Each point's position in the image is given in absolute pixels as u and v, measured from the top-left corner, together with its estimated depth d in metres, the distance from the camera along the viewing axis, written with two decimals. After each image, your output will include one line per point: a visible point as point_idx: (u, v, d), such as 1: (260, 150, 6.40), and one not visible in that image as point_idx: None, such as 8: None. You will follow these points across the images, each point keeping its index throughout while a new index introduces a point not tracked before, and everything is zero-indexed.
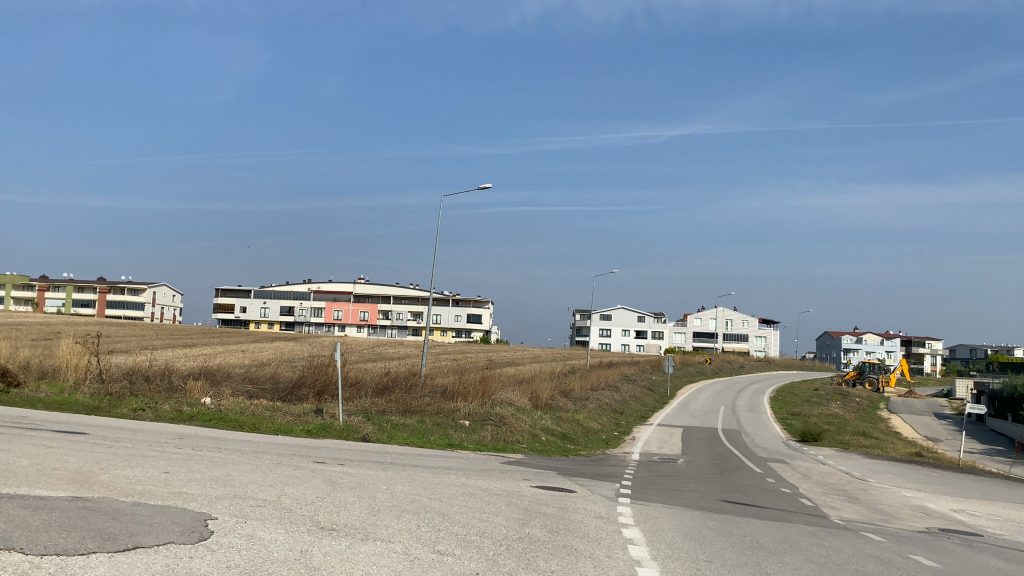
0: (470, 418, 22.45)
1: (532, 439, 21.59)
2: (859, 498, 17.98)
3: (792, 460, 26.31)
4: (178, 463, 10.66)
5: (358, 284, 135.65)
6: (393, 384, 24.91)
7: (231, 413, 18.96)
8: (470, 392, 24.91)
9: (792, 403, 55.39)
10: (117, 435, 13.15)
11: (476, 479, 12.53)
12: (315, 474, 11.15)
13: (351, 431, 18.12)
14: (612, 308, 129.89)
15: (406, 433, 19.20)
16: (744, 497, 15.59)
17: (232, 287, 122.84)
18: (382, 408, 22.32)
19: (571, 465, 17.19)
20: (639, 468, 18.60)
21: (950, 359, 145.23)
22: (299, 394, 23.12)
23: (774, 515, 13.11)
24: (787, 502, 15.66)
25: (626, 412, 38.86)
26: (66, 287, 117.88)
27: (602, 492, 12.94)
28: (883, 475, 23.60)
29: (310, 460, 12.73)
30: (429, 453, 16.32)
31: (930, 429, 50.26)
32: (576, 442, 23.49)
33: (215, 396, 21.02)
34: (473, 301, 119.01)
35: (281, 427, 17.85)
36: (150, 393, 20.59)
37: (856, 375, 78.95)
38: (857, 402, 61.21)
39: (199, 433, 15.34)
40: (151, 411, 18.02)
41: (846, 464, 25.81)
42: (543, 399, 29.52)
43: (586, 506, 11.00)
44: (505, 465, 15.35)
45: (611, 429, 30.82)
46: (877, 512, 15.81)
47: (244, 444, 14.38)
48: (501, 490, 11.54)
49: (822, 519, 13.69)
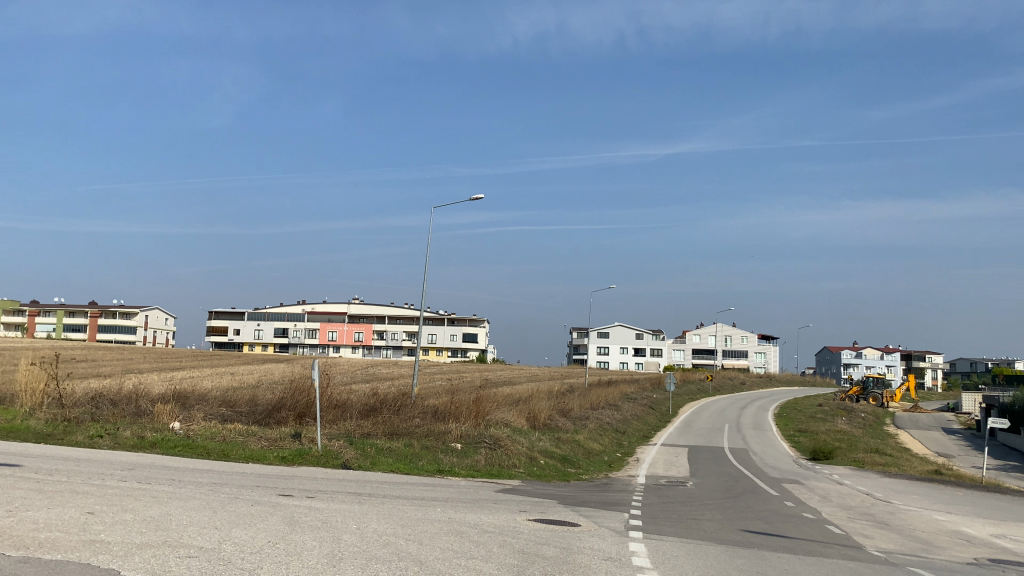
0: (463, 441, 20.78)
1: (530, 462, 19.91)
2: (890, 523, 16.33)
3: (807, 480, 24.69)
4: (110, 501, 9.01)
5: (354, 304, 134.07)
6: (380, 405, 23.26)
7: (199, 439, 17.28)
8: (462, 413, 23.31)
9: (797, 420, 53.62)
10: (51, 468, 11.44)
11: (466, 513, 10.84)
12: (273, 512, 9.48)
13: (330, 458, 16.45)
14: (609, 325, 128.34)
15: (391, 458, 17.55)
16: (766, 525, 13.97)
17: (225, 309, 121.39)
18: (367, 431, 20.64)
19: (573, 492, 15.53)
20: (646, 494, 16.97)
21: (950, 374, 143.51)
22: (278, 418, 21.52)
23: (806, 549, 11.48)
24: (814, 531, 13.98)
25: (627, 431, 37.26)
26: (57, 312, 116.18)
27: (609, 526, 11.33)
28: (908, 496, 21.89)
29: (274, 494, 11.04)
30: (414, 482, 14.60)
31: (941, 444, 48.55)
32: (577, 466, 21.79)
33: (186, 420, 19.38)
34: (469, 320, 117.36)
35: (252, 455, 16.14)
36: (113, 419, 18.90)
37: (860, 390, 77.30)
38: (864, 417, 59.46)
39: (154, 462, 13.70)
40: (110, 438, 16.35)
41: (865, 485, 24.16)
42: (541, 419, 27.91)
43: (594, 545, 9.40)
44: (499, 495, 13.66)
45: (613, 449, 29.20)
46: (915, 540, 14.15)
47: (205, 474, 12.67)
48: (494, 527, 9.89)
49: (858, 551, 12.03)
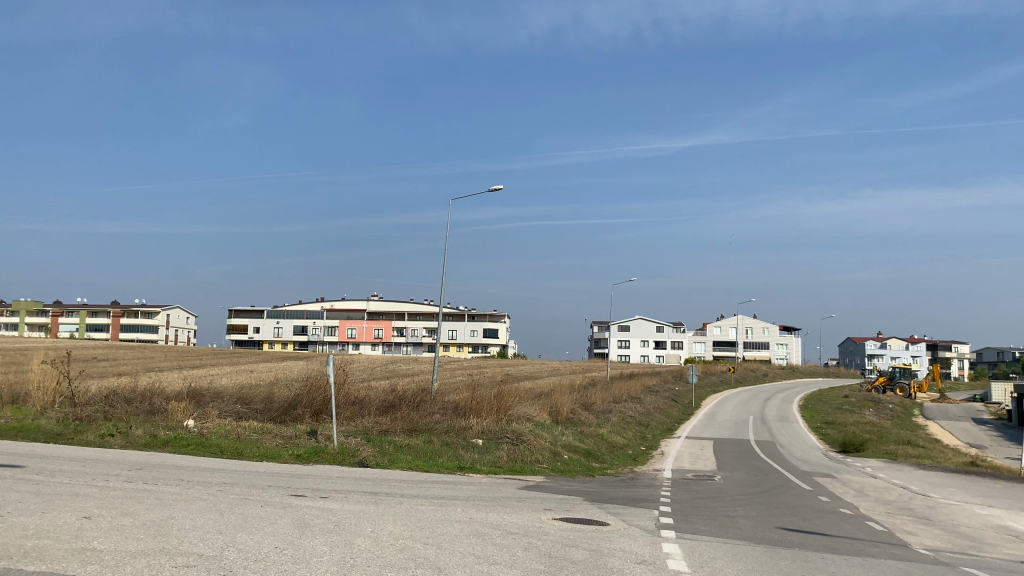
0: (484, 436, 20.22)
1: (553, 457, 19.33)
2: (933, 519, 15.55)
3: (839, 473, 23.91)
4: (110, 504, 8.51)
5: (373, 300, 133.97)
6: (399, 401, 22.77)
7: (213, 437, 16.87)
8: (484, 408, 22.73)
9: (823, 412, 52.66)
10: (55, 468, 10.99)
11: (488, 513, 10.23)
12: (284, 514, 8.94)
13: (347, 455, 15.92)
14: (629, 319, 127.50)
15: (410, 455, 17.00)
16: (804, 522, 13.26)
17: (246, 307, 121.85)
18: (385, 427, 20.13)
19: (598, 488, 14.90)
20: (675, 489, 16.30)
21: (978, 363, 141.20)
22: (294, 414, 21.08)
23: (852, 549, 10.75)
24: (857, 528, 13.24)
25: (651, 424, 36.55)
26: (80, 312, 117.06)
27: (639, 525, 10.72)
28: (945, 489, 21.08)
29: (288, 493, 10.54)
30: (435, 479, 14.06)
31: (973, 435, 47.34)
32: (601, 460, 21.17)
33: (200, 417, 19.00)
34: (488, 316, 116.94)
35: (267, 452, 15.69)
36: (126, 417, 18.52)
37: (886, 380, 76.00)
38: (892, 408, 58.25)
39: (165, 461, 13.30)
40: (121, 437, 15.94)
41: (900, 478, 23.34)
42: (564, 413, 27.31)
43: (624, 546, 8.79)
44: (523, 492, 13.07)
45: (637, 443, 28.56)
46: (963, 538, 13.36)
47: (217, 474, 12.17)
48: (518, 527, 9.34)
49: (907, 550, 11.25)
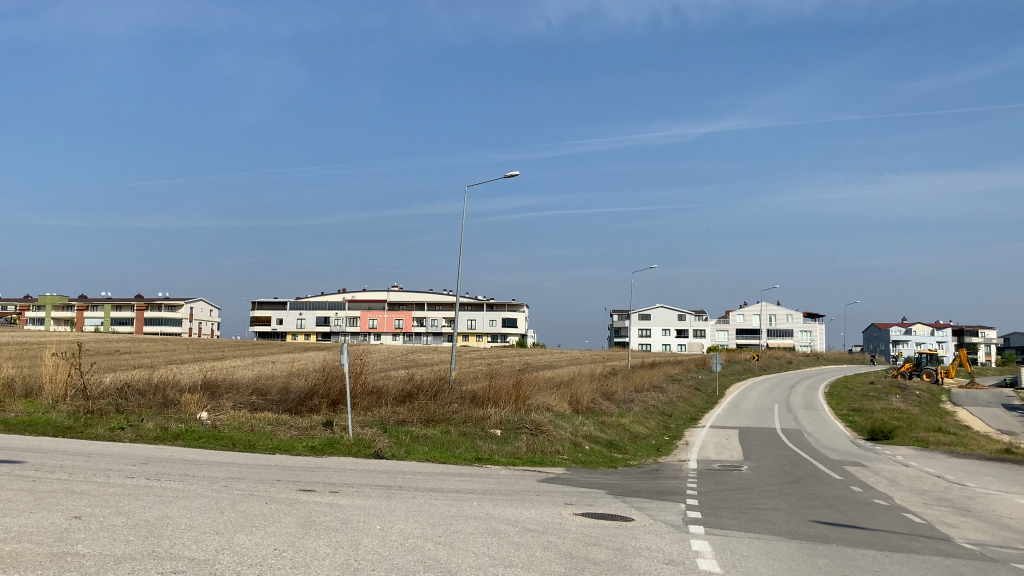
0: (503, 427, 19.68)
1: (575, 448, 18.75)
2: (971, 510, 14.85)
3: (870, 462, 23.14)
4: (104, 502, 8.06)
5: (394, 291, 133.98)
6: (417, 390, 22.32)
7: (226, 429, 16.42)
8: (502, 398, 22.22)
9: (849, 399, 51.70)
10: (56, 464, 10.54)
11: (507, 509, 9.70)
12: (289, 511, 8.44)
13: (362, 447, 15.46)
14: (650, 307, 126.58)
15: (427, 446, 16.50)
16: (838, 515, 12.60)
17: (267, 299, 122.30)
18: (402, 418, 19.68)
19: (621, 480, 14.37)
20: (700, 480, 15.71)
21: (1005, 348, 138.76)
22: (311, 405, 20.66)
23: (892, 544, 10.10)
24: (894, 521, 12.57)
25: (675, 413, 35.90)
26: (105, 306, 118.07)
27: (665, 520, 10.13)
28: (981, 478, 20.31)
29: (296, 489, 10.07)
30: (452, 472, 13.54)
31: (1003, 421, 46.23)
32: (623, 451, 20.56)
33: (214, 409, 18.62)
34: (508, 305, 116.44)
35: (280, 445, 15.23)
36: (139, 410, 18.20)
37: (913, 366, 74.65)
38: (920, 394, 57.14)
39: (173, 455, 12.87)
40: (132, 430, 15.56)
41: (934, 467, 22.53)
42: (584, 402, 26.75)
43: (650, 545, 8.21)
44: (543, 485, 12.52)
45: (660, 433, 27.96)
46: (1008, 530, 12.65)
47: (226, 469, 11.74)
48: (537, 524, 8.80)
49: (950, 545, 10.58)
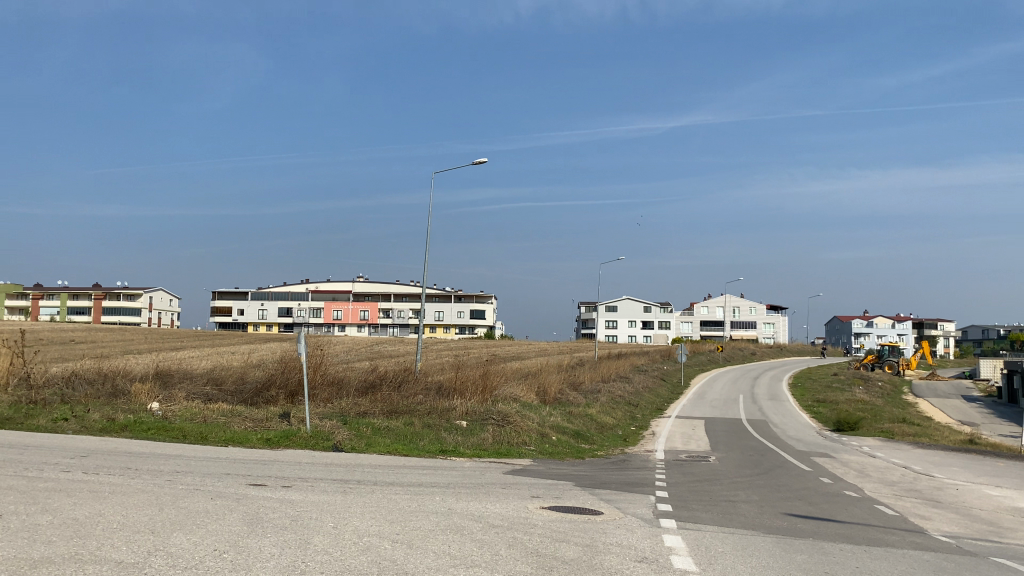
0: (468, 418, 19.17)
1: (541, 440, 18.30)
2: (942, 501, 14.67)
3: (838, 452, 23.04)
4: (29, 499, 7.38)
5: (358, 282, 132.60)
6: (380, 381, 21.74)
7: (177, 421, 15.68)
8: (468, 389, 21.71)
9: (813, 390, 52.01)
10: None
11: (472, 504, 9.18)
12: (236, 507, 7.85)
13: (321, 439, 14.85)
14: (616, 299, 126.78)
15: (389, 438, 15.94)
16: (811, 508, 12.28)
17: (229, 289, 120.29)
18: (363, 409, 19.06)
19: (590, 472, 13.92)
20: (670, 472, 15.34)
21: (963, 342, 141.48)
22: (268, 396, 19.99)
23: (871, 538, 9.77)
24: (867, 513, 12.29)
25: (641, 404, 35.67)
26: (61, 295, 115.23)
27: (636, 514, 9.70)
28: (948, 469, 20.25)
29: (246, 484, 9.46)
30: (415, 465, 13.00)
31: (963, 413, 46.80)
32: (591, 442, 20.15)
33: (166, 399, 17.89)
34: (475, 297, 115.68)
35: (234, 437, 14.57)
36: (85, 401, 17.40)
37: (875, 358, 75.48)
38: (881, 386, 57.79)
39: (118, 448, 12.13)
40: (76, 421, 14.79)
41: (901, 457, 22.47)
42: (551, 393, 26.35)
43: (621, 541, 7.75)
44: (508, 478, 12.02)
45: (627, 423, 27.62)
46: (981, 522, 12.43)
47: (174, 462, 11.08)
48: (502, 519, 8.31)
49: (927, 538, 10.29)
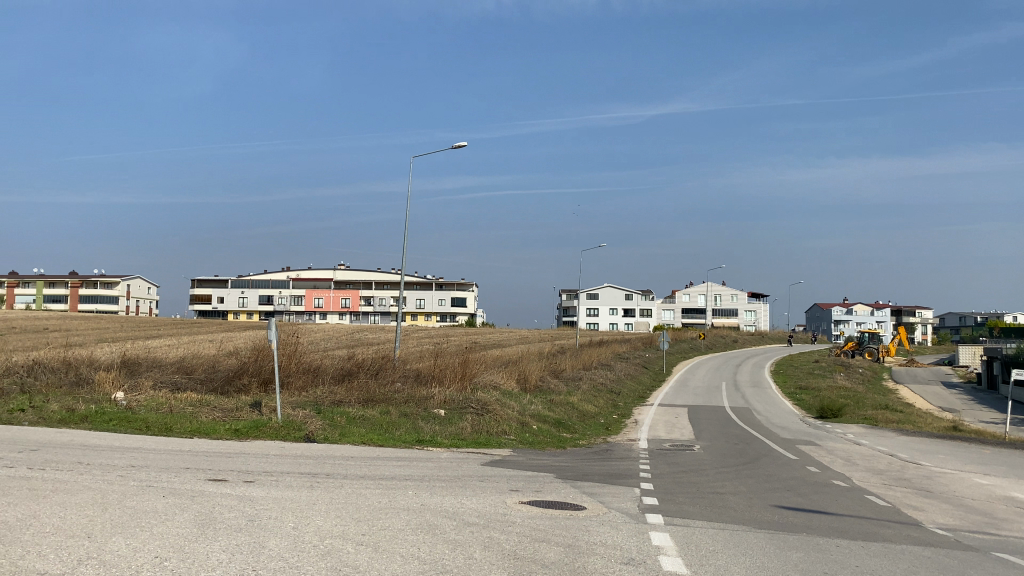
0: (447, 406, 18.58)
1: (521, 428, 17.74)
2: (933, 490, 14.28)
3: (822, 440, 22.71)
4: None
5: (339, 270, 131.51)
6: (357, 369, 21.14)
7: (141, 411, 14.97)
8: (447, 376, 21.17)
9: (795, 377, 51.91)
10: None
11: (446, 500, 8.60)
12: (190, 506, 7.24)
13: (292, 429, 14.21)
14: (598, 287, 126.50)
15: (364, 428, 15.32)
16: (800, 499, 11.82)
17: (208, 278, 118.88)
18: (339, 398, 18.40)
19: (572, 463, 13.38)
20: (654, 461, 14.86)
21: (941, 328, 142.50)
22: (240, 385, 19.33)
23: (867, 532, 9.29)
24: (858, 504, 11.87)
25: (623, 392, 35.29)
26: (37, 283, 113.55)
27: (620, 509, 9.17)
28: (935, 456, 19.91)
29: (204, 479, 8.82)
30: (388, 456, 12.41)
31: (944, 399, 46.76)
32: (573, 430, 19.66)
33: (132, 389, 17.16)
34: (456, 285, 114.81)
35: (200, 428, 13.90)
36: (46, 390, 16.62)
37: (856, 345, 75.60)
38: (862, 372, 57.80)
39: (73, 441, 11.43)
40: (33, 412, 14.10)
41: (886, 444, 22.16)
42: (533, 381, 25.85)
43: (607, 541, 7.20)
44: (486, 470, 11.46)
45: (609, 411, 27.19)
46: (975, 513, 12.04)
47: (130, 455, 10.38)
48: (478, 516, 7.75)
49: (923, 532, 9.84)
